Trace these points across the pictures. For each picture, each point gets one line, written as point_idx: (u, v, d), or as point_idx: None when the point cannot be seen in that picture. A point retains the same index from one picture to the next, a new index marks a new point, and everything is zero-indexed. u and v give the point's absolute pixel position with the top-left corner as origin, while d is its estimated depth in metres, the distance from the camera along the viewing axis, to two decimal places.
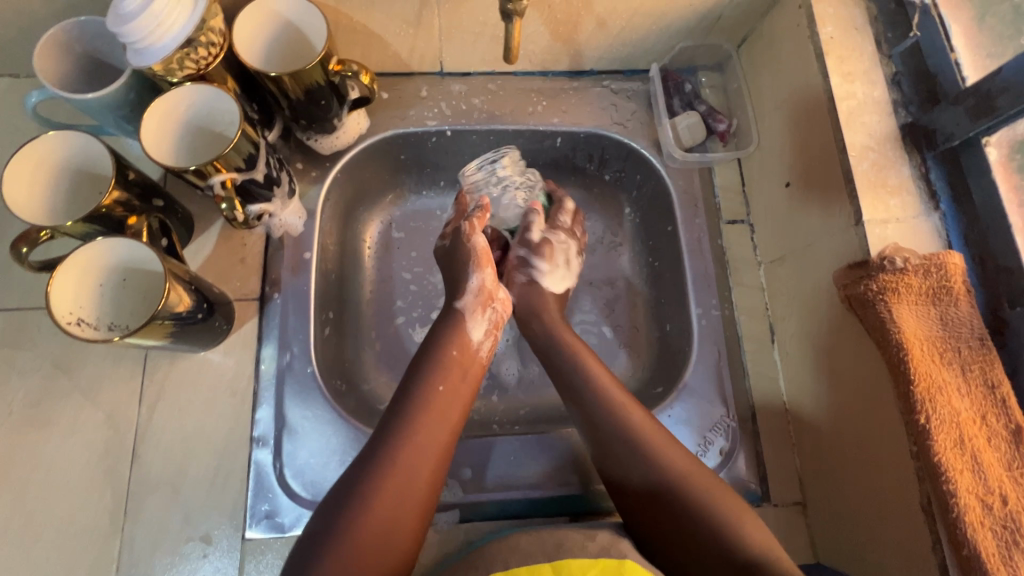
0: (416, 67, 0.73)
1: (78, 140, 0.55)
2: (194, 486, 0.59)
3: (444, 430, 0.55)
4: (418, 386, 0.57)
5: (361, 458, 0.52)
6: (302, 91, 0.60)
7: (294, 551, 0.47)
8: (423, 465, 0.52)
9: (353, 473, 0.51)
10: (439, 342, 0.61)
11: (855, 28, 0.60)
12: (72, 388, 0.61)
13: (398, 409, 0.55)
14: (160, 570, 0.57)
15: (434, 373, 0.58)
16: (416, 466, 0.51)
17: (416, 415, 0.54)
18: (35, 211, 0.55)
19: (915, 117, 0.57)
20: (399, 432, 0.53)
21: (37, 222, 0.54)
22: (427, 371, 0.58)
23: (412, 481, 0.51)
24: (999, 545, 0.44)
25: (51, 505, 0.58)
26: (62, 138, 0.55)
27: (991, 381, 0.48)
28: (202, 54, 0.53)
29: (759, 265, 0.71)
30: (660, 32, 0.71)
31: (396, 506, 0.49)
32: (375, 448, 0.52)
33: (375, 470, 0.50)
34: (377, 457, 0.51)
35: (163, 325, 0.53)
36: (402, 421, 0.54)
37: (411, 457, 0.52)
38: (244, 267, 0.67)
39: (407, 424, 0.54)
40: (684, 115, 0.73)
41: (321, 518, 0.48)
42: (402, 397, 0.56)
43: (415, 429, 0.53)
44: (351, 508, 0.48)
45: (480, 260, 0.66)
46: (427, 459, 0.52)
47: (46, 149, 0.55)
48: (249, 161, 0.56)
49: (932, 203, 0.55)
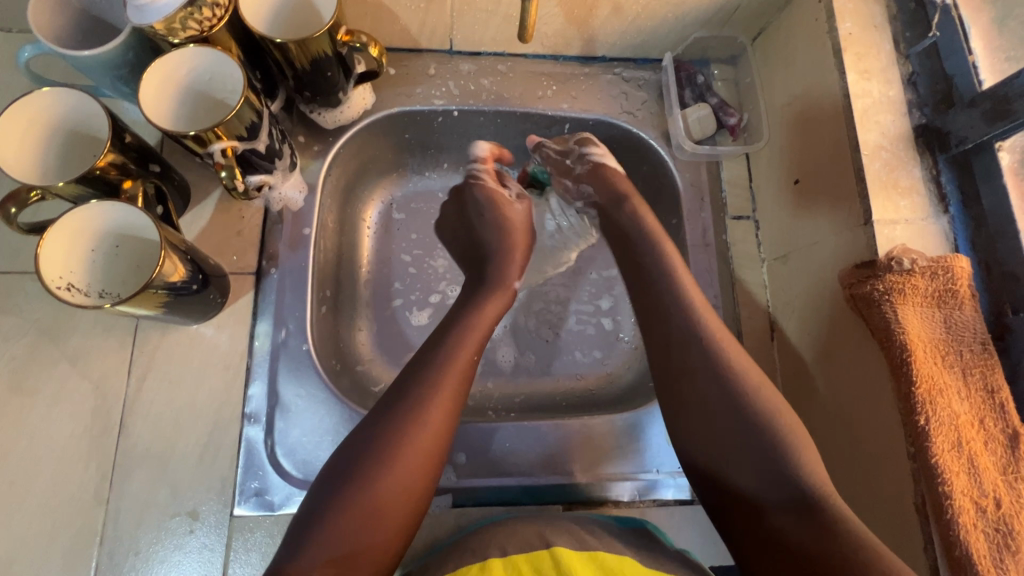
0: (426, 44, 0.71)
1: (71, 97, 0.53)
2: (183, 461, 0.58)
3: (462, 391, 0.55)
4: (434, 358, 0.55)
5: (366, 431, 0.51)
6: (307, 61, 0.58)
7: (303, 508, 0.47)
8: (439, 427, 0.52)
9: (363, 441, 0.50)
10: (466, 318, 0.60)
11: (874, 26, 0.60)
12: (60, 355, 0.60)
13: (419, 368, 0.55)
14: (144, 544, 0.56)
15: (464, 335, 0.58)
16: (431, 436, 0.51)
17: (435, 373, 0.54)
18: (27, 168, 0.53)
19: (929, 118, 0.56)
20: (413, 400, 0.52)
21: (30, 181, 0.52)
22: (445, 342, 0.57)
23: (427, 440, 0.51)
24: (991, 548, 0.44)
25: (34, 474, 0.56)
26: (55, 95, 0.52)
27: (990, 386, 0.48)
28: (206, 15, 0.51)
29: (762, 261, 0.71)
30: (675, 20, 0.70)
31: (408, 474, 0.49)
32: (389, 410, 0.51)
33: (382, 438, 0.50)
34: (388, 429, 0.50)
35: (157, 294, 0.51)
36: (420, 380, 0.53)
37: (428, 421, 0.51)
38: (240, 240, 0.65)
39: (420, 395, 0.52)
40: (695, 106, 0.72)
41: (330, 477, 0.48)
42: (425, 358, 0.56)
43: (428, 398, 0.52)
44: (361, 471, 0.48)
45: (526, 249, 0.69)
46: (438, 429, 0.52)
47: (38, 106, 0.52)
48: (251, 129, 0.54)
49: (941, 206, 0.54)
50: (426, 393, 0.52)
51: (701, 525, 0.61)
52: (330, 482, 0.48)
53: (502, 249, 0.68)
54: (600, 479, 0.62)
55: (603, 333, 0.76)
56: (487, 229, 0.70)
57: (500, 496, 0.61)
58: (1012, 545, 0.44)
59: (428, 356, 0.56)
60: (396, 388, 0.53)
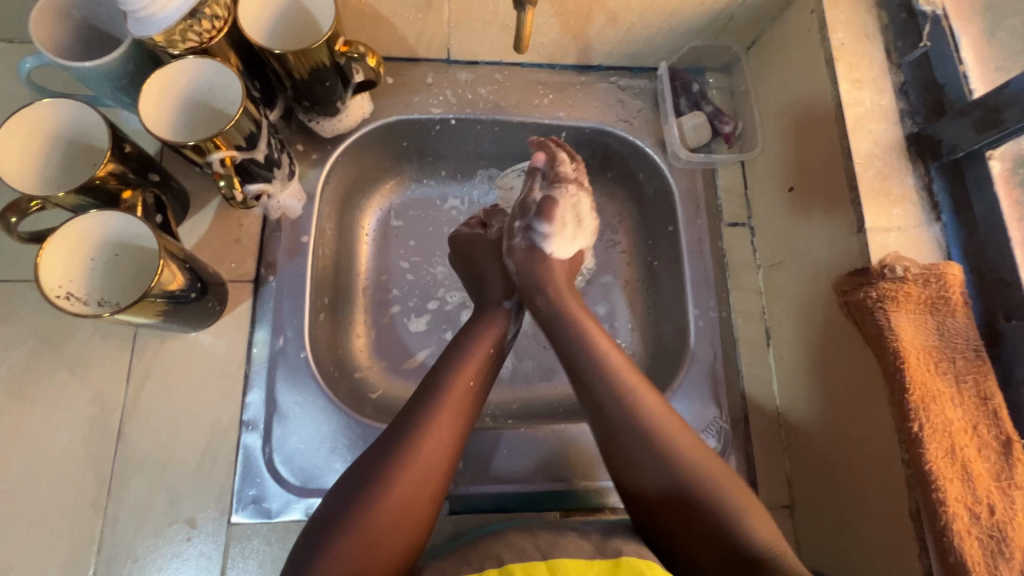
0: (423, 53, 0.72)
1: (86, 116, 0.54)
2: (180, 469, 0.58)
3: (461, 425, 0.54)
4: (438, 384, 0.55)
5: (369, 458, 0.51)
6: (306, 71, 0.58)
7: (299, 541, 0.47)
8: (436, 459, 0.51)
9: (364, 466, 0.50)
10: (473, 343, 0.60)
11: (866, 36, 0.60)
12: (58, 363, 0.60)
13: (420, 396, 0.55)
14: (141, 552, 0.56)
15: (461, 368, 0.57)
16: (432, 465, 0.51)
17: (434, 405, 0.54)
18: (24, 167, 0.53)
19: (921, 127, 0.57)
20: (414, 425, 0.52)
21: (24, 186, 0.53)
22: (449, 368, 0.57)
23: (423, 472, 0.50)
24: (985, 554, 0.44)
25: (32, 481, 0.57)
26: (72, 111, 0.53)
27: (983, 392, 0.48)
28: (205, 27, 0.51)
29: (758, 268, 0.71)
30: (670, 30, 0.70)
31: (406, 500, 0.49)
32: (386, 447, 0.51)
33: (384, 466, 0.50)
34: (388, 458, 0.50)
35: (155, 303, 0.51)
36: (422, 408, 0.53)
37: (427, 448, 0.51)
38: (239, 249, 0.66)
39: (422, 421, 0.52)
40: (690, 115, 0.73)
41: (331, 504, 0.48)
42: (427, 385, 0.56)
43: (429, 425, 0.52)
44: (358, 497, 0.48)
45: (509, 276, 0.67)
46: (439, 457, 0.52)
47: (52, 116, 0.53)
48: (250, 139, 0.55)
49: (934, 214, 0.55)
50: (428, 418, 0.53)
51: None
52: (326, 512, 0.48)
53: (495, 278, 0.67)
54: (597, 486, 0.62)
55: None
56: (484, 257, 0.68)
57: (499, 503, 0.62)
58: (1007, 552, 0.44)
59: (433, 382, 0.56)
60: (400, 416, 0.53)
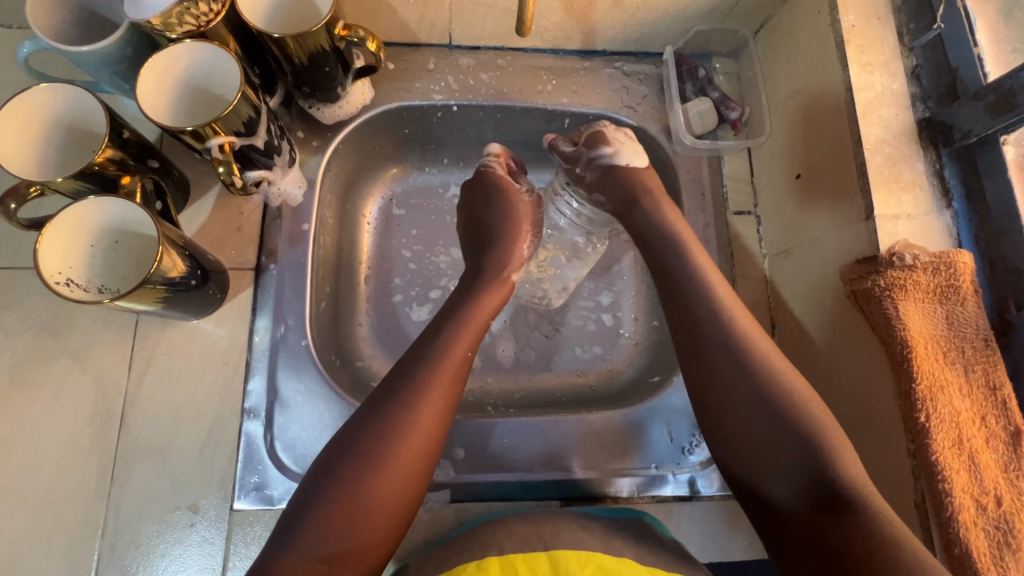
0: (425, 38, 0.71)
1: (90, 107, 0.53)
2: (183, 456, 0.59)
3: (449, 395, 0.53)
4: (424, 357, 0.54)
5: (356, 429, 0.50)
6: (305, 56, 0.57)
7: (287, 512, 0.47)
8: (424, 433, 0.51)
9: (349, 438, 0.49)
10: (463, 314, 0.59)
11: (878, 18, 0.59)
12: (61, 350, 0.60)
13: (407, 367, 0.54)
14: (146, 538, 0.56)
15: (452, 339, 0.56)
16: (418, 438, 0.50)
17: (429, 371, 0.53)
18: (21, 140, 0.53)
19: (933, 112, 0.56)
20: (402, 397, 0.51)
21: (11, 160, 0.52)
22: (437, 339, 0.56)
23: (416, 440, 0.50)
24: (991, 545, 0.44)
25: (37, 467, 0.57)
26: (78, 100, 0.53)
27: (992, 382, 0.48)
28: (202, 9, 0.51)
29: (763, 257, 0.70)
30: (676, 13, 0.69)
31: (394, 473, 0.48)
32: (373, 417, 0.50)
33: (368, 440, 0.49)
34: (373, 429, 0.49)
35: (156, 289, 0.51)
36: (409, 380, 0.52)
37: (416, 421, 0.50)
38: (240, 236, 0.65)
39: (409, 392, 0.51)
40: (696, 100, 0.71)
41: (316, 478, 0.48)
42: (415, 356, 0.55)
43: (415, 397, 0.51)
44: (345, 471, 0.47)
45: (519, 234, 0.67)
46: (425, 431, 0.51)
47: (62, 102, 0.53)
48: (249, 125, 0.54)
49: (945, 201, 0.54)
50: (416, 389, 0.52)
51: (700, 521, 0.61)
52: (317, 478, 0.48)
53: (497, 244, 0.65)
54: (599, 475, 0.62)
55: (604, 329, 0.75)
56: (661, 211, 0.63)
57: (500, 492, 0.61)
58: (1014, 543, 0.44)
59: (420, 356, 0.54)
60: (384, 388, 0.52)
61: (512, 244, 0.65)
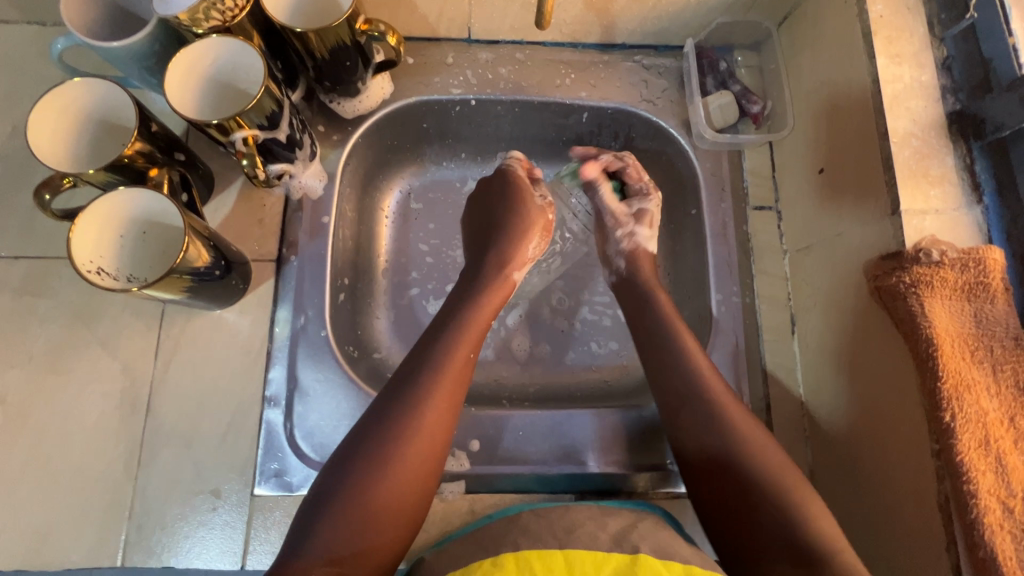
0: (444, 32, 0.71)
1: (122, 103, 0.55)
2: (206, 442, 0.60)
3: (455, 391, 0.54)
4: (432, 355, 0.55)
5: (367, 425, 0.51)
6: (327, 51, 0.58)
7: (304, 507, 0.48)
8: (433, 428, 0.52)
9: (362, 435, 0.50)
10: (470, 314, 0.60)
11: (907, 8, 0.57)
12: (91, 337, 0.62)
13: (416, 364, 0.54)
14: (171, 521, 0.58)
15: (457, 338, 0.57)
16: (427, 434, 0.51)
17: (434, 373, 0.54)
18: (56, 129, 0.55)
19: (964, 104, 0.54)
20: (409, 394, 0.52)
21: (45, 148, 0.54)
22: (444, 336, 0.57)
23: (422, 441, 0.51)
24: (1018, 549, 0.43)
25: (69, 448, 0.59)
26: (112, 96, 0.55)
27: (1021, 383, 0.46)
28: (227, 5, 0.52)
29: (784, 253, 0.69)
30: (698, 5, 0.68)
31: (407, 468, 0.50)
32: (384, 415, 0.51)
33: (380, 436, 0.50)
34: (385, 426, 0.50)
35: (182, 279, 0.53)
36: (417, 378, 0.53)
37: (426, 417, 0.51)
38: (262, 228, 0.67)
39: (417, 389, 0.52)
40: (717, 94, 0.70)
41: (332, 475, 0.49)
42: (423, 353, 0.56)
43: (423, 394, 0.52)
44: (359, 467, 0.49)
45: (531, 232, 0.67)
46: (434, 426, 0.52)
47: (98, 97, 0.55)
48: (272, 118, 0.55)
49: (975, 196, 0.52)
50: (424, 386, 0.53)
51: None
52: (325, 480, 0.49)
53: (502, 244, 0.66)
54: (614, 470, 0.62)
55: (621, 325, 0.75)
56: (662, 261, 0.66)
57: (515, 484, 0.61)
58: None
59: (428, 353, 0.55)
60: (393, 385, 0.53)
61: (518, 242, 0.66)
